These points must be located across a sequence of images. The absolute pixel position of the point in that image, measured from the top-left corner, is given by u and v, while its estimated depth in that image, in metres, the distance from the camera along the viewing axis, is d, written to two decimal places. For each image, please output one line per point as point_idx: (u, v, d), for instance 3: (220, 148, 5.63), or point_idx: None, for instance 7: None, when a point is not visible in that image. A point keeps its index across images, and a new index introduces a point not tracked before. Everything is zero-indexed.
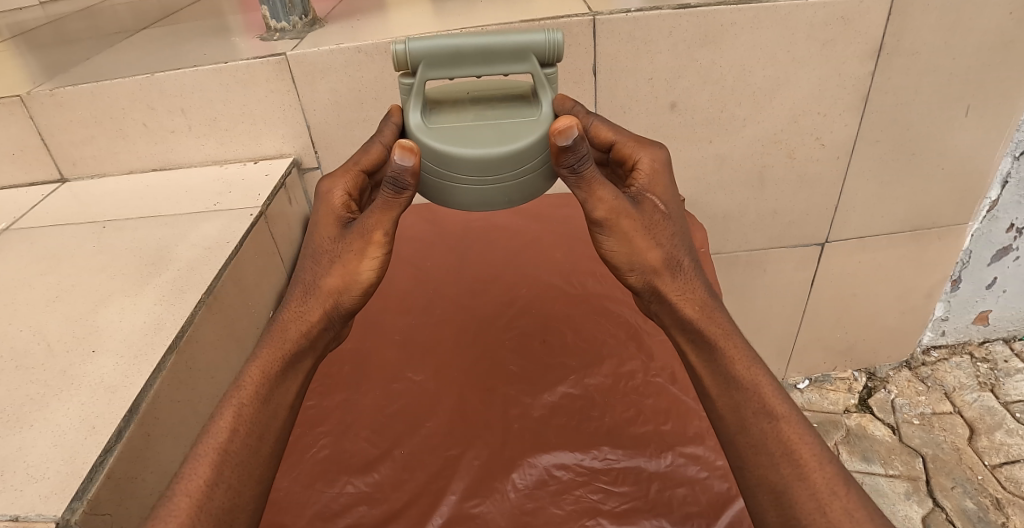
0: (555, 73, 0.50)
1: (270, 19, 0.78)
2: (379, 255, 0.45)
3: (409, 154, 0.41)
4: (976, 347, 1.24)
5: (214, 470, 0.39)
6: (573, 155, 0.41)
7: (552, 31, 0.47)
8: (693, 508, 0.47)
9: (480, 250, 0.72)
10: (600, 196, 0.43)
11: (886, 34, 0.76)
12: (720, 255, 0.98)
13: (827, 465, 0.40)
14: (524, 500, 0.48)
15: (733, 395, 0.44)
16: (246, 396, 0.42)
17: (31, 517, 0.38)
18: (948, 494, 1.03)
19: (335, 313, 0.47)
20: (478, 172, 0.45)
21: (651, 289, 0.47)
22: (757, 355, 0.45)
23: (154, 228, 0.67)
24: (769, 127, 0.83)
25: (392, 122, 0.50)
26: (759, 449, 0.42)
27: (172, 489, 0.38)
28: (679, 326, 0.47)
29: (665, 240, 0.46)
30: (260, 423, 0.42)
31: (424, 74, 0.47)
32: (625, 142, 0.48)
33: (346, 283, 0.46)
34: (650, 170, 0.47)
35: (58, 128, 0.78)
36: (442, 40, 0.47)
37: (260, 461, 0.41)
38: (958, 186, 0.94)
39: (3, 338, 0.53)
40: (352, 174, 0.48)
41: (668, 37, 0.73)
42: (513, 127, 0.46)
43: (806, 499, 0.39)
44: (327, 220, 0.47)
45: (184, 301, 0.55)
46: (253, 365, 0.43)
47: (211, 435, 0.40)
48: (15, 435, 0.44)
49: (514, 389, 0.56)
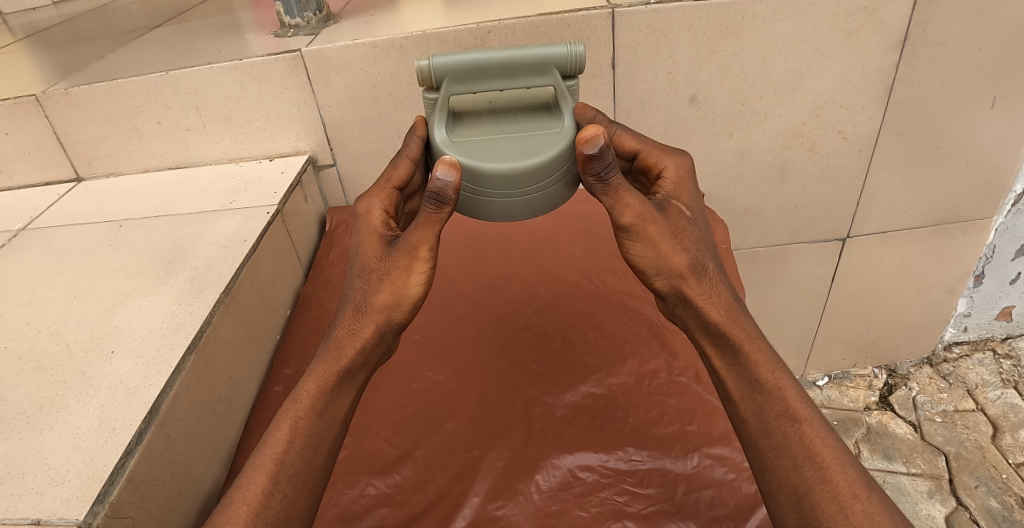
0: (576, 84, 0.50)
1: (284, 15, 0.78)
2: (426, 270, 0.43)
3: (451, 170, 0.41)
4: (999, 343, 1.21)
5: (270, 480, 0.39)
6: (600, 163, 0.41)
7: (574, 44, 0.48)
8: (721, 511, 0.46)
9: (498, 247, 0.71)
10: (627, 203, 0.42)
11: (911, 25, 0.74)
12: (739, 250, 0.96)
13: (849, 468, 0.39)
14: (549, 502, 0.47)
15: (756, 398, 0.43)
16: (301, 410, 0.41)
17: (53, 521, 0.38)
18: (972, 493, 1.01)
19: (387, 328, 0.44)
20: (504, 185, 0.44)
21: (677, 294, 0.45)
22: (780, 358, 0.44)
23: (171, 227, 0.67)
24: (791, 120, 0.81)
25: (416, 135, 0.50)
26: (781, 452, 0.41)
27: (230, 497, 0.39)
28: (703, 330, 0.46)
29: (691, 245, 0.44)
30: (315, 436, 0.41)
31: (448, 89, 0.48)
32: (650, 150, 0.48)
33: (395, 298, 0.43)
34: (676, 178, 0.46)
35: (73, 126, 0.77)
36: (465, 55, 0.47)
37: (314, 472, 0.41)
38: (982, 180, 0.92)
39: (22, 339, 0.53)
40: (387, 192, 0.47)
41: (689, 29, 0.71)
42: (536, 140, 0.45)
43: (828, 502, 0.38)
44: (370, 240, 0.45)
45: (202, 300, 0.55)
46: (307, 379, 0.43)
47: (267, 446, 0.40)
48: (35, 437, 0.44)
49: (536, 389, 0.55)
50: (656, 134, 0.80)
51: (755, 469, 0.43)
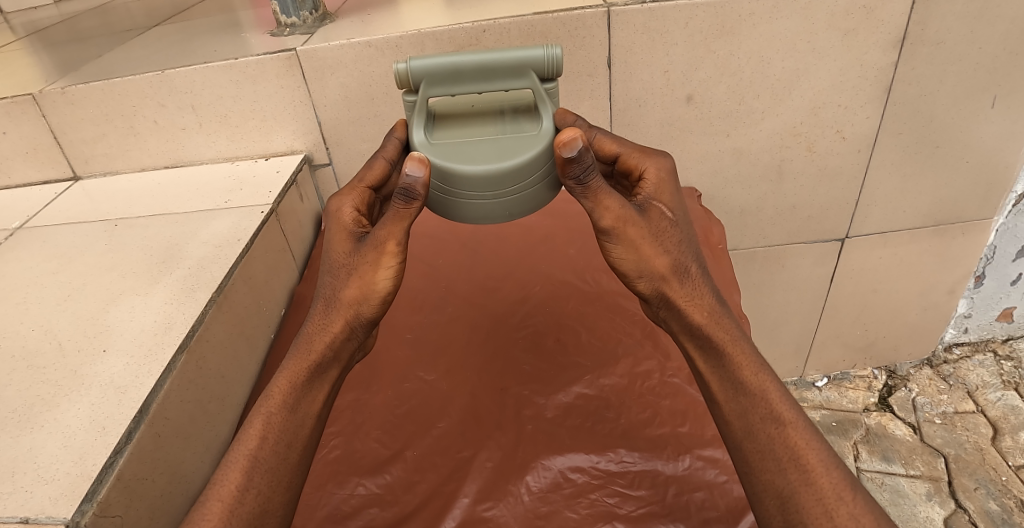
0: (556, 87, 0.49)
1: (280, 14, 0.78)
2: (394, 264, 0.43)
3: (420, 166, 0.41)
4: (1000, 344, 1.20)
5: (245, 476, 0.39)
6: (578, 167, 0.40)
7: (551, 47, 0.47)
8: (712, 513, 0.45)
9: (492, 247, 0.70)
10: (606, 205, 0.42)
11: (910, 23, 0.74)
12: (737, 250, 0.96)
13: (833, 470, 0.39)
14: (538, 503, 0.47)
15: (740, 401, 0.42)
16: (274, 405, 0.42)
17: (41, 520, 0.38)
18: (971, 495, 1.00)
19: (357, 322, 0.45)
20: (479, 188, 0.44)
21: (660, 296, 0.45)
22: (765, 361, 0.44)
23: (165, 226, 0.67)
24: (789, 120, 0.81)
25: (394, 137, 0.49)
26: (765, 454, 0.40)
27: (205, 494, 0.39)
28: (688, 332, 0.45)
29: (672, 247, 0.44)
30: (289, 431, 0.42)
31: (425, 92, 0.47)
32: (630, 152, 0.47)
33: (364, 293, 0.44)
34: (657, 179, 0.45)
35: (69, 125, 0.78)
36: (442, 58, 0.47)
37: (289, 468, 0.41)
38: (982, 180, 0.91)
39: (15, 338, 0.53)
40: (359, 191, 0.47)
41: (685, 28, 0.71)
42: (514, 142, 0.45)
43: (813, 504, 0.38)
44: (339, 236, 0.45)
45: (194, 299, 0.55)
46: (280, 375, 0.43)
47: (241, 442, 0.40)
48: (26, 436, 0.44)
49: (528, 389, 0.55)
50: (653, 133, 0.79)
51: (740, 471, 0.42)
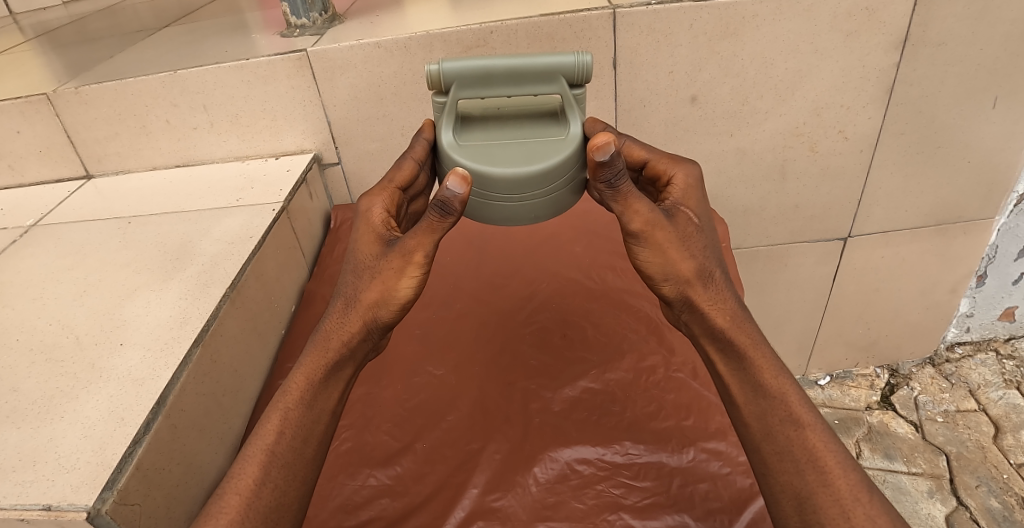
0: (583, 93, 0.50)
1: (290, 16, 0.79)
2: (418, 274, 0.44)
3: (461, 183, 0.41)
4: (1002, 344, 1.21)
5: (262, 470, 0.40)
6: (610, 171, 0.41)
7: (582, 54, 0.48)
8: (715, 504, 0.46)
9: (499, 244, 0.72)
10: (636, 209, 0.43)
11: (912, 25, 0.75)
12: (741, 248, 0.97)
13: (851, 472, 0.40)
14: (546, 495, 0.48)
15: (759, 403, 0.43)
16: (291, 402, 0.43)
17: (63, 507, 0.39)
18: (972, 493, 1.01)
19: (374, 324, 0.46)
20: (507, 190, 0.45)
21: (683, 299, 0.46)
22: (785, 365, 0.45)
23: (178, 224, 0.68)
24: (792, 121, 0.82)
25: (423, 137, 0.50)
26: (783, 456, 0.41)
27: (223, 488, 0.40)
28: (709, 335, 0.46)
29: (698, 251, 0.45)
30: (304, 427, 0.43)
31: (456, 94, 0.49)
32: (658, 158, 0.49)
33: (383, 297, 0.45)
34: (684, 186, 0.47)
35: (82, 125, 0.79)
36: (473, 61, 0.48)
37: (304, 462, 0.42)
38: (983, 180, 0.92)
39: (32, 332, 0.54)
40: (389, 191, 0.48)
41: (689, 30, 0.72)
42: (542, 146, 0.46)
43: (830, 504, 0.39)
44: (369, 238, 0.47)
45: (209, 295, 0.56)
46: (297, 371, 0.44)
47: (258, 437, 0.42)
48: (47, 426, 0.45)
49: (535, 384, 0.56)
50: (657, 133, 0.80)
51: (756, 470, 0.43)
